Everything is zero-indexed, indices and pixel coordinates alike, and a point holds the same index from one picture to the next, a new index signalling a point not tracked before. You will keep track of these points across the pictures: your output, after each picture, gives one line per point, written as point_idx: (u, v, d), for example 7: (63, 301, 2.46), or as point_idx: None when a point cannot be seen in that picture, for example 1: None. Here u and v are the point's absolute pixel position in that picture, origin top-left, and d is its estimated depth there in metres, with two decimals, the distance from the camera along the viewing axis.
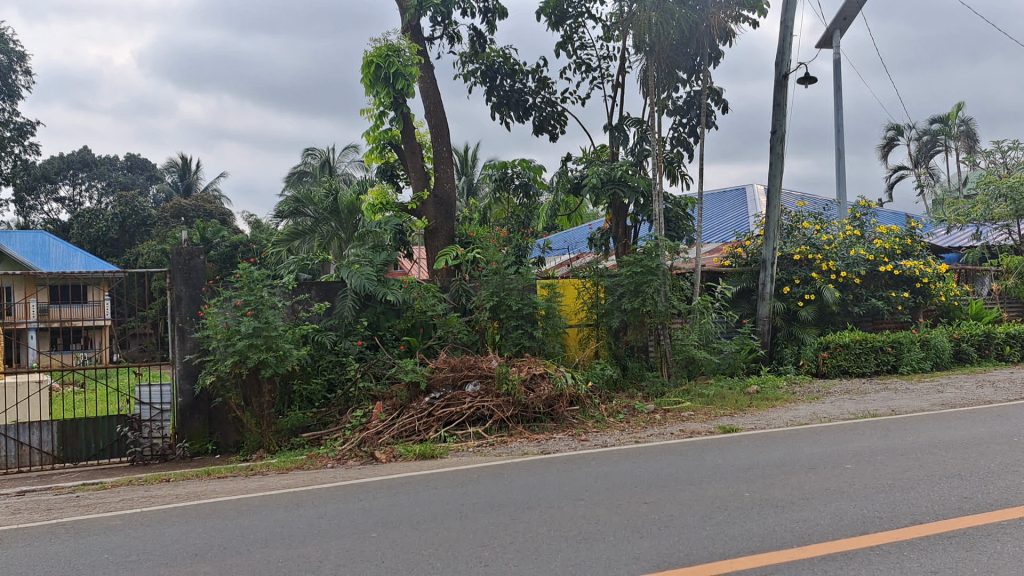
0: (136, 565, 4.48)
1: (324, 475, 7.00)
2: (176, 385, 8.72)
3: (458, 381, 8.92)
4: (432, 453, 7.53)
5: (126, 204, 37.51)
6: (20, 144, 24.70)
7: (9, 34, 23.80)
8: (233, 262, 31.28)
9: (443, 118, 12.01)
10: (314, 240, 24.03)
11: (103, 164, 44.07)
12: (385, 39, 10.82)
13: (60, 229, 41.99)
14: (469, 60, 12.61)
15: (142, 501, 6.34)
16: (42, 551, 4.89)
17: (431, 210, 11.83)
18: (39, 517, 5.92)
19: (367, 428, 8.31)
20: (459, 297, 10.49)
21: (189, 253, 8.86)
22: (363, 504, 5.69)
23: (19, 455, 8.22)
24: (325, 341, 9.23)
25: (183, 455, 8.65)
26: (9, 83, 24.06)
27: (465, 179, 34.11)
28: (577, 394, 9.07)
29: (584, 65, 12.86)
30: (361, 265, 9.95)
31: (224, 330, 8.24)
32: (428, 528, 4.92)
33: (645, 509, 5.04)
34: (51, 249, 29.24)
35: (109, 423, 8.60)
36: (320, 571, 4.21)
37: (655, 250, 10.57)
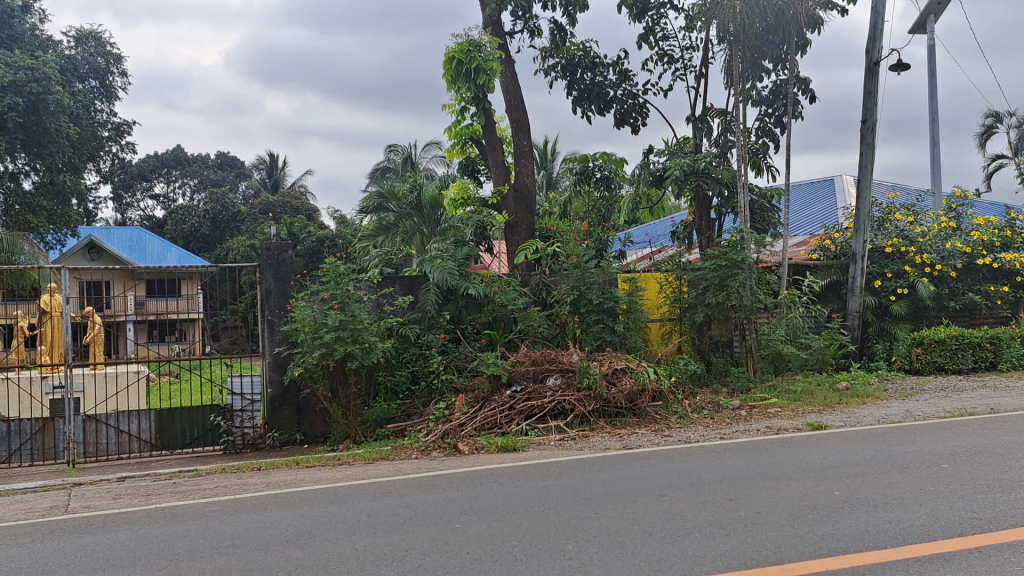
0: (230, 550, 4.63)
1: (408, 466, 7.09)
2: (266, 376, 8.94)
3: (539, 375, 8.92)
4: (514, 446, 7.57)
5: (217, 200, 38.63)
6: (117, 143, 25.61)
7: (106, 37, 24.72)
8: (319, 257, 31.98)
9: (524, 112, 12.00)
10: (397, 235, 24.35)
11: (195, 162, 45.38)
12: (467, 35, 10.88)
13: (154, 226, 43.57)
14: (549, 55, 12.60)
15: (234, 488, 6.54)
16: (140, 535, 5.08)
17: (512, 205, 11.82)
18: (138, 502, 6.16)
19: (449, 420, 8.41)
20: (540, 291, 10.60)
21: (278, 249, 9.02)
22: (448, 494, 5.75)
23: (119, 443, 8.56)
24: (409, 334, 9.39)
25: (273, 444, 8.89)
26: (106, 84, 24.94)
27: (544, 173, 34.12)
28: (659, 389, 8.96)
29: (667, 56, 12.70)
30: (443, 260, 10.04)
31: (312, 323, 8.43)
32: (512, 520, 4.96)
33: (731, 505, 4.98)
34: (146, 245, 30.28)
35: (203, 412, 8.87)
36: (406, 560, 4.27)
37: (740, 242, 10.39)
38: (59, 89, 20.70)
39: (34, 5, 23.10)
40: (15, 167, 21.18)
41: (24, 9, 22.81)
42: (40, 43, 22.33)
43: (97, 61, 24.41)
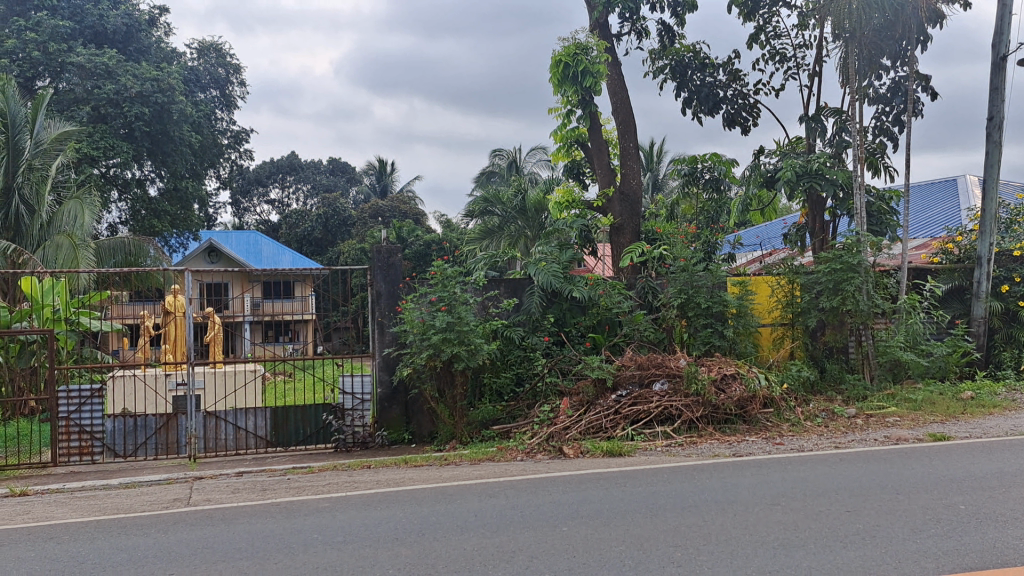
0: (341, 546, 4.73)
1: (514, 468, 7.13)
2: (375, 376, 9.12)
3: (645, 379, 8.83)
4: (619, 450, 7.50)
5: (329, 204, 39.72)
6: (235, 150, 26.57)
7: (226, 48, 25.74)
8: (426, 260, 32.49)
9: (631, 114, 11.91)
10: (502, 238, 24.58)
11: (309, 168, 46.70)
12: (574, 38, 10.85)
13: (270, 230, 45.05)
14: (658, 56, 12.47)
15: (345, 485, 6.70)
16: (257, 528, 5.25)
17: (617, 207, 11.75)
18: (256, 496, 6.39)
19: (554, 423, 8.38)
20: (645, 295, 10.45)
21: (387, 251, 9.16)
22: (554, 498, 5.74)
23: (237, 439, 8.90)
24: (513, 336, 9.41)
25: (382, 443, 9.06)
26: (227, 94, 25.94)
27: (649, 175, 33.85)
28: (771, 396, 8.77)
29: (779, 55, 12.38)
30: (547, 263, 9.96)
31: (421, 324, 8.58)
32: (619, 525, 4.91)
33: (849, 517, 4.81)
34: (262, 248, 31.37)
35: (315, 410, 9.14)
36: (513, 562, 4.29)
37: (856, 246, 10.08)
38: (182, 99, 21.63)
39: (160, 19, 24.25)
40: (142, 173, 22.22)
41: (151, 22, 23.97)
42: (165, 55, 23.42)
43: (217, 71, 25.41)
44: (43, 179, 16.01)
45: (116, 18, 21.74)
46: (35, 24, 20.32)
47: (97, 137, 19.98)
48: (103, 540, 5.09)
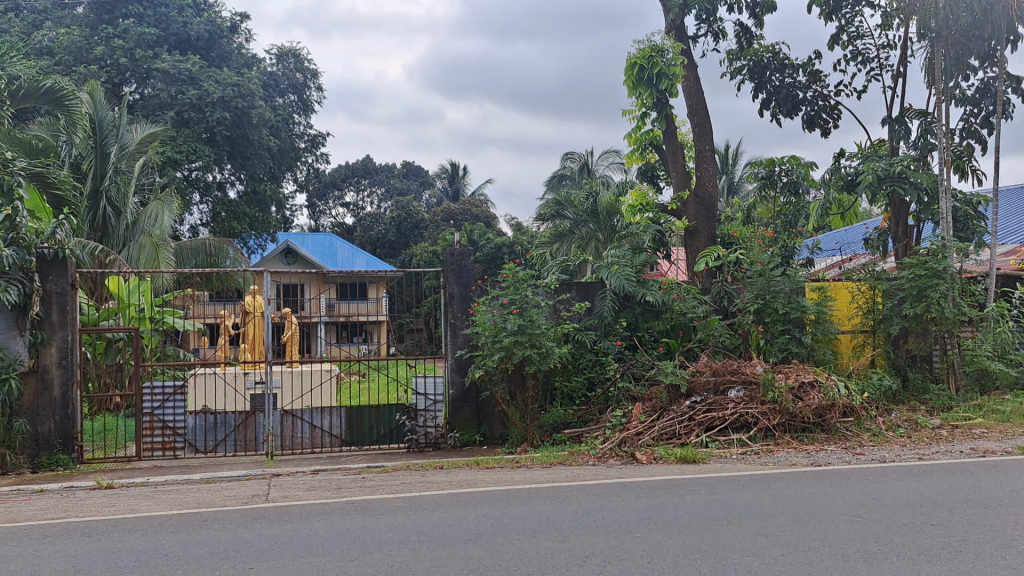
0: (416, 545, 4.78)
1: (586, 472, 7.10)
2: (448, 377, 9.18)
3: (720, 386, 8.69)
4: (693, 457, 7.41)
5: (402, 207, 40.22)
6: (313, 154, 27.05)
7: (305, 54, 26.25)
8: (498, 263, 32.66)
9: (707, 116, 11.76)
10: (574, 241, 24.56)
11: (383, 172, 47.31)
12: (650, 40, 10.76)
13: (345, 232, 45.79)
14: (735, 57, 12.31)
15: (418, 485, 6.77)
16: (333, 525, 5.34)
17: (692, 210, 11.61)
18: (332, 494, 6.50)
19: (627, 428, 8.31)
20: (721, 300, 10.23)
21: (460, 254, 9.22)
22: (627, 503, 5.70)
23: (313, 437, 9.06)
24: (585, 340, 9.32)
25: (454, 444, 9.10)
26: (305, 99, 26.46)
27: (725, 178, 33.45)
28: (851, 405, 8.56)
29: (861, 56, 12.10)
30: (620, 266, 9.86)
31: (492, 327, 8.61)
32: (694, 532, 4.86)
33: (932, 530, 4.68)
34: (337, 250, 31.94)
35: (389, 410, 9.25)
36: (587, 565, 4.28)
37: (941, 252, 9.82)
38: (262, 104, 22.14)
39: (241, 26, 24.86)
40: (222, 176, 22.81)
41: (232, 29, 24.58)
42: (246, 61, 24.01)
43: (295, 76, 25.92)
44: (128, 181, 16.58)
45: (199, 25, 22.36)
46: (122, 31, 21.03)
47: (180, 141, 20.57)
48: (186, 533, 5.24)
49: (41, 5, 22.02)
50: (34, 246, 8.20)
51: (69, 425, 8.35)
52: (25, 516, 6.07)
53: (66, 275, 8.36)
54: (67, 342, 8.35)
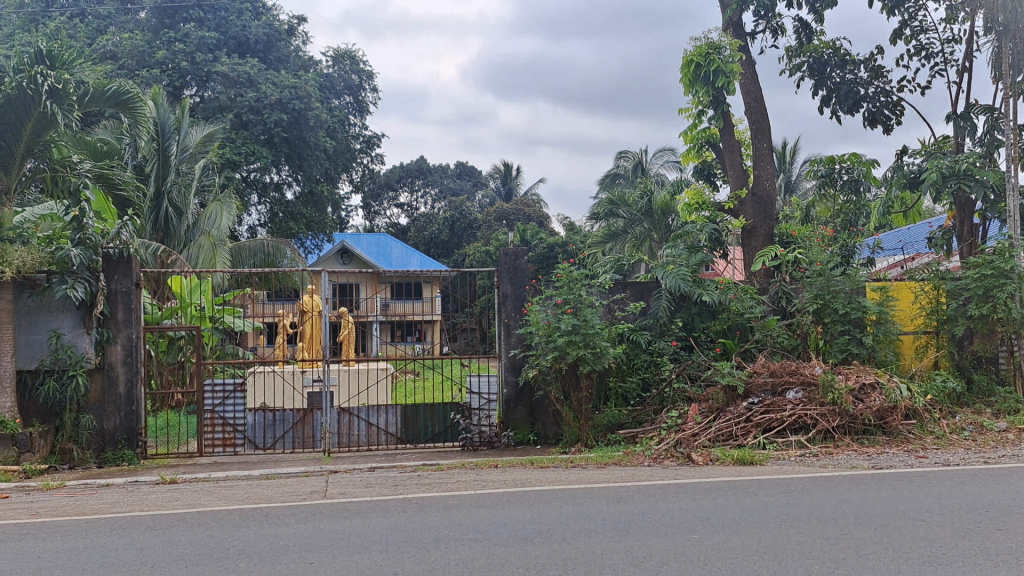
0: (472, 543, 4.80)
1: (642, 473, 7.06)
2: (501, 377, 9.18)
3: (778, 387, 8.55)
4: (751, 459, 7.33)
5: (455, 207, 40.42)
6: (368, 155, 27.31)
7: (360, 55, 26.53)
8: (551, 263, 32.64)
9: (765, 114, 11.61)
10: (628, 241, 24.47)
11: (436, 172, 47.59)
12: (706, 37, 10.68)
13: (399, 233, 46.17)
14: (794, 54, 12.13)
15: (473, 484, 6.78)
16: (390, 522, 5.38)
17: (750, 209, 11.47)
18: (388, 491, 6.55)
19: (682, 429, 8.23)
20: (780, 299, 10.10)
21: (514, 254, 9.21)
22: (684, 504, 5.65)
23: (368, 435, 9.16)
24: (640, 340, 9.26)
25: (508, 444, 9.09)
26: (360, 100, 26.74)
27: (782, 177, 32.98)
28: (913, 407, 8.39)
29: (924, 50, 11.84)
30: (676, 265, 9.70)
31: (546, 327, 8.62)
32: (752, 534, 4.80)
33: (1000, 535, 4.55)
34: (392, 250, 32.22)
35: (444, 409, 9.35)
36: (644, 566, 4.25)
37: (1008, 251, 9.58)
38: (318, 105, 22.43)
39: (298, 29, 25.22)
40: (281, 177, 23.13)
41: (290, 32, 24.94)
42: (303, 63, 24.36)
43: (351, 78, 26.22)
44: (189, 182, 16.93)
45: (258, 28, 22.75)
46: (183, 36, 21.47)
47: (239, 143, 20.95)
48: (247, 527, 5.33)
49: (106, 10, 22.60)
50: (100, 246, 8.42)
51: (134, 421, 8.54)
52: (93, 509, 6.23)
53: (130, 274, 8.57)
54: (132, 339, 8.56)
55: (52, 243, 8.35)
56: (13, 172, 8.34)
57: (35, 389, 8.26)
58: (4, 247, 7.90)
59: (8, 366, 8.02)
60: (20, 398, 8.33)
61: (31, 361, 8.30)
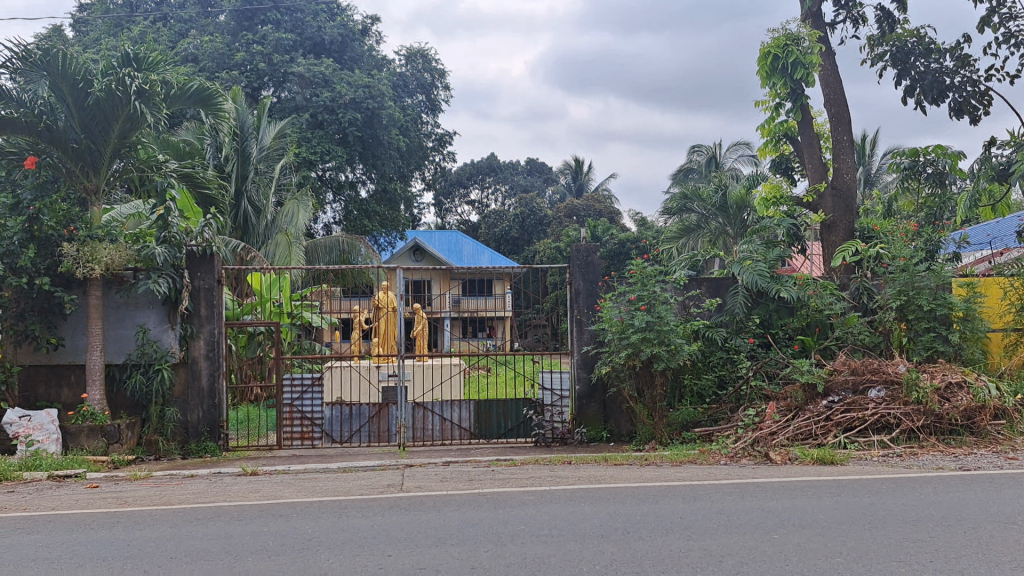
0: (548, 539, 4.81)
1: (717, 471, 6.99)
2: (573, 373, 9.15)
3: (861, 386, 8.33)
4: (831, 459, 7.17)
5: (526, 204, 40.48)
6: (440, 153, 27.52)
7: (432, 53, 26.72)
8: (623, 259, 32.45)
9: (845, 106, 11.33)
10: (704, 236, 24.28)
11: (507, 169, 47.64)
12: (785, 28, 10.47)
13: (470, 230, 46.42)
14: (876, 43, 11.83)
15: (546, 480, 6.79)
16: (466, 516, 5.43)
17: (829, 203, 11.25)
18: (464, 486, 6.61)
19: (760, 428, 8.10)
20: (860, 296, 9.72)
21: (586, 250, 9.13)
22: (763, 504, 5.57)
23: (442, 430, 9.25)
24: (716, 337, 9.13)
25: (581, 440, 9.07)
26: (433, 98, 26.94)
27: (862, 170, 32.05)
28: (1003, 407, 8.12)
29: (1015, 38, 11.41)
30: (753, 261, 9.56)
31: (619, 324, 8.58)
32: (834, 536, 4.70)
33: None
34: (463, 247, 32.43)
35: (516, 406, 9.33)
36: (723, 565, 4.20)
37: None
38: (392, 104, 22.67)
39: (372, 28, 25.53)
40: (354, 176, 23.45)
41: (363, 31, 25.28)
42: (376, 63, 24.67)
43: (423, 77, 26.46)
44: (267, 181, 17.32)
45: (332, 29, 23.08)
46: (261, 37, 21.93)
47: (314, 142, 21.32)
48: (327, 519, 5.43)
49: (188, 14, 23.23)
50: (184, 244, 8.67)
51: (216, 413, 8.68)
52: (180, 499, 6.43)
53: (213, 271, 8.71)
54: (214, 335, 8.70)
55: (138, 241, 8.53)
56: (101, 172, 8.61)
57: (123, 382, 8.59)
58: (93, 245, 8.16)
59: (98, 359, 8.38)
60: (110, 391, 8.67)
61: (120, 355, 8.66)
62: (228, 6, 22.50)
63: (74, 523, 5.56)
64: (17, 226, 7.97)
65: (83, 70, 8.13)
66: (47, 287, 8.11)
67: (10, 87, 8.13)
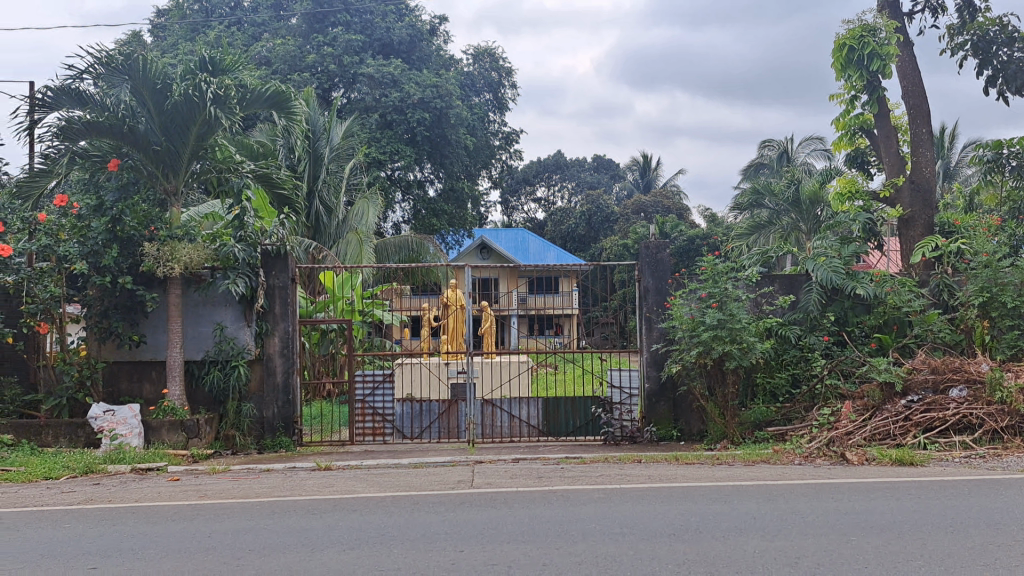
0: (620, 537, 4.79)
1: (791, 471, 6.87)
2: (642, 371, 9.08)
3: (941, 385, 8.13)
4: (910, 459, 6.99)
5: (593, 201, 40.35)
6: (507, 151, 27.57)
7: (500, 52, 26.79)
8: (691, 256, 32.10)
9: (923, 98, 11.03)
10: (774, 232, 23.91)
11: (574, 166, 47.51)
12: (860, 19, 10.23)
13: (536, 228, 46.41)
14: (956, 32, 11.49)
15: (617, 478, 6.77)
16: (537, 513, 5.45)
17: (908, 197, 10.96)
18: (534, 482, 6.63)
19: (835, 428, 7.95)
20: (940, 293, 9.57)
21: (656, 247, 9.08)
22: (839, 505, 5.46)
23: (511, 427, 9.32)
24: (789, 335, 8.99)
25: (651, 438, 8.99)
26: (500, 96, 27.00)
27: (941, 164, 31.18)
28: None
29: None
30: (828, 257, 9.37)
31: (690, 321, 8.50)
32: (915, 538, 4.59)
33: None
34: (529, 245, 32.46)
35: (585, 403, 9.34)
36: (799, 567, 4.13)
37: None
38: (459, 103, 22.79)
39: (440, 28, 25.72)
40: (422, 175, 23.66)
41: (431, 32, 25.50)
42: (444, 62, 24.86)
43: (491, 75, 26.55)
44: (338, 181, 17.59)
45: (401, 30, 23.30)
46: (331, 40, 22.27)
47: (383, 142, 21.57)
48: (400, 514, 5.49)
49: (261, 18, 23.72)
50: (259, 243, 8.84)
51: (291, 410, 8.88)
52: (256, 492, 6.58)
53: (287, 270, 8.93)
54: (287, 333, 8.89)
55: (215, 241, 8.68)
56: (180, 173, 8.84)
57: (201, 378, 8.82)
58: (173, 245, 8.44)
59: (177, 356, 8.63)
60: (188, 386, 8.92)
61: (198, 352, 8.89)
62: (299, 10, 22.92)
63: (158, 514, 5.74)
64: (101, 227, 8.35)
65: (162, 75, 8.36)
66: (129, 286, 8.41)
67: (93, 92, 8.41)
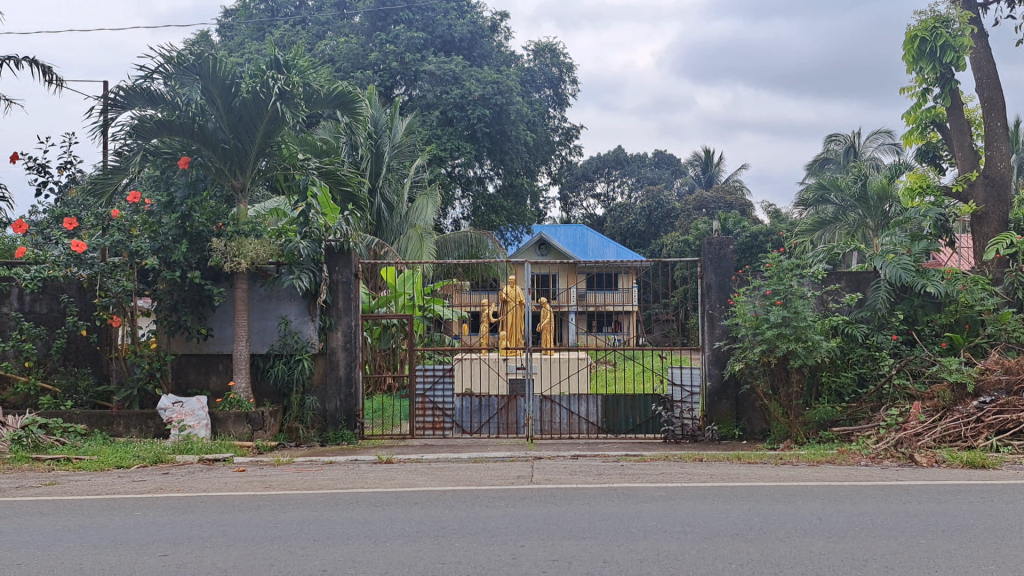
0: (682, 535, 4.75)
1: (856, 472, 6.74)
2: (704, 369, 8.99)
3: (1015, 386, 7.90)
4: (983, 462, 6.81)
5: (653, 197, 40.06)
6: (567, 146, 27.49)
7: (560, 47, 26.72)
8: (754, 252, 31.67)
9: (998, 90, 10.71)
10: (841, 229, 23.49)
11: (634, 162, 47.19)
12: (933, 10, 9.98)
13: (596, 224, 46.23)
14: None
15: (679, 476, 6.74)
16: (598, 510, 5.43)
17: (981, 192, 10.67)
18: (593, 479, 6.61)
19: (904, 429, 7.78)
20: (1014, 290, 9.42)
21: (719, 243, 8.98)
22: (908, 507, 5.35)
23: (570, 423, 9.31)
24: (856, 333, 8.75)
25: (712, 437, 8.92)
26: (560, 91, 26.92)
27: (1016, 158, 30.26)
28: None
29: None
30: (896, 255, 9.12)
31: (754, 319, 8.39)
32: (987, 542, 4.46)
33: None
34: (588, 241, 32.37)
35: (645, 400, 9.30)
36: (867, 569, 4.05)
37: None
38: (520, 99, 22.78)
39: (500, 25, 25.76)
40: (482, 172, 23.74)
41: (492, 28, 25.56)
42: (505, 58, 24.89)
43: (552, 71, 26.49)
44: (399, 178, 17.74)
45: (462, 26, 23.40)
46: (394, 37, 22.45)
47: (443, 138, 21.69)
48: (461, 508, 5.53)
49: (325, 16, 24.01)
50: (324, 239, 8.94)
51: (353, 403, 9.00)
52: (320, 484, 6.68)
53: (350, 265, 9.07)
54: (351, 327, 9.04)
55: (281, 236, 8.88)
56: (247, 170, 9.00)
57: (266, 370, 9.00)
58: (240, 241, 8.61)
59: (243, 349, 8.82)
60: (253, 379, 9.11)
61: (263, 345, 9.06)
62: (362, 8, 23.15)
63: (226, 504, 5.86)
64: (171, 223, 8.55)
65: (230, 73, 8.50)
66: (198, 280, 8.62)
67: (164, 91, 8.59)
